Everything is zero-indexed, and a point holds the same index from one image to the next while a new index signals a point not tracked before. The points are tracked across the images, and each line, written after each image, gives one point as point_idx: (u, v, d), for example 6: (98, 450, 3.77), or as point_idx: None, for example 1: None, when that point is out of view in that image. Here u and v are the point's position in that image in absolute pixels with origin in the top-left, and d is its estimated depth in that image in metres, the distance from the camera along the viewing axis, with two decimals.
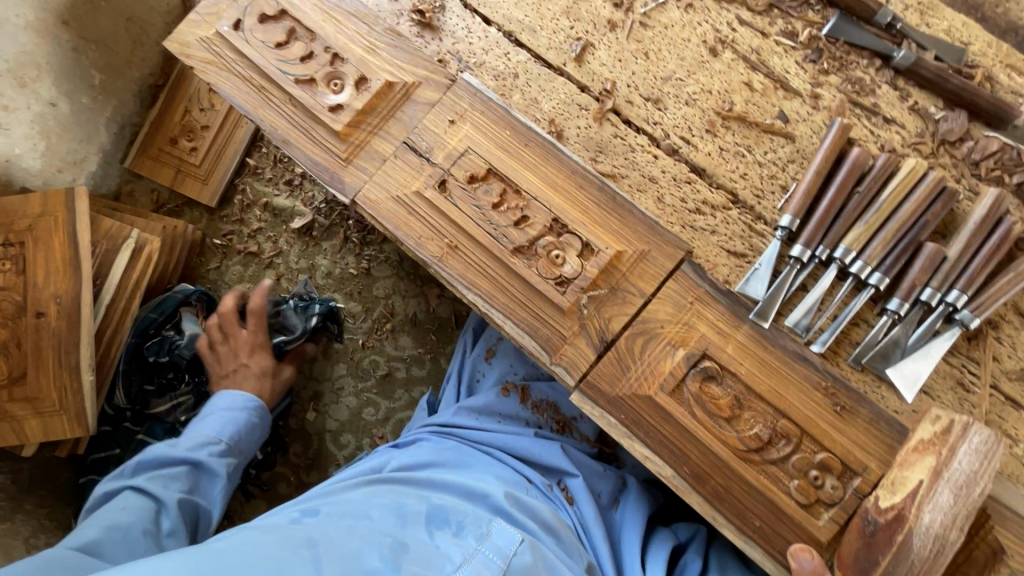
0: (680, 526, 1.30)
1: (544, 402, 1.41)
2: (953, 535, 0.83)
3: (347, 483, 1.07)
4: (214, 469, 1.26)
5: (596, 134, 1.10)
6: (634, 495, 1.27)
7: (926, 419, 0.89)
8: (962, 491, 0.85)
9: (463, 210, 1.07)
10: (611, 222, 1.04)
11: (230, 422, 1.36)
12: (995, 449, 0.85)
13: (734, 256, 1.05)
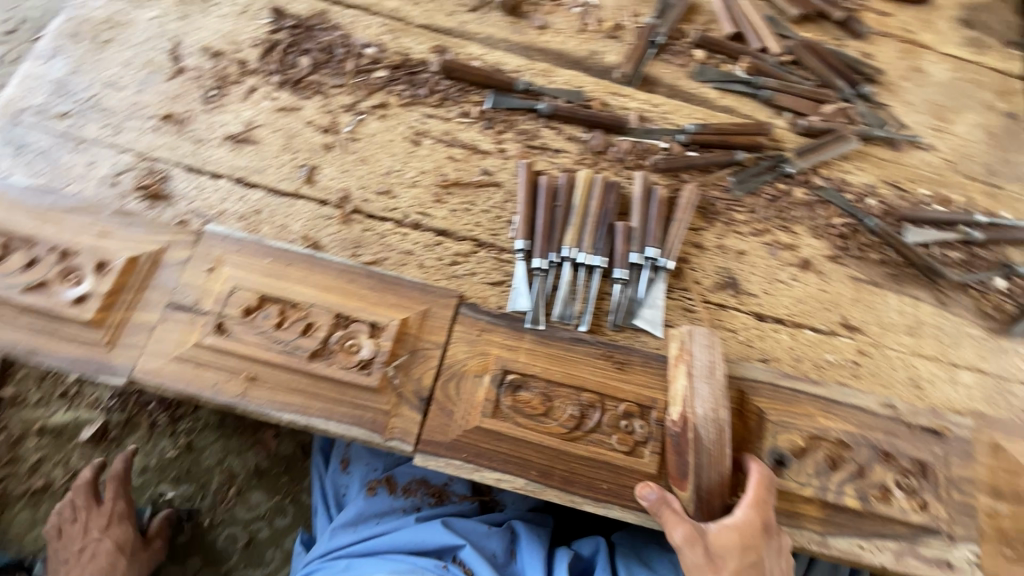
0: (583, 543, 1.34)
1: (413, 481, 1.42)
2: (721, 413, 1.06)
3: None
4: None
5: (349, 233, 1.27)
6: (527, 538, 1.30)
7: (671, 340, 1.16)
8: (711, 378, 1.09)
9: (249, 342, 1.11)
10: (388, 298, 1.19)
11: None
12: (712, 338, 1.12)
13: (496, 284, 1.27)
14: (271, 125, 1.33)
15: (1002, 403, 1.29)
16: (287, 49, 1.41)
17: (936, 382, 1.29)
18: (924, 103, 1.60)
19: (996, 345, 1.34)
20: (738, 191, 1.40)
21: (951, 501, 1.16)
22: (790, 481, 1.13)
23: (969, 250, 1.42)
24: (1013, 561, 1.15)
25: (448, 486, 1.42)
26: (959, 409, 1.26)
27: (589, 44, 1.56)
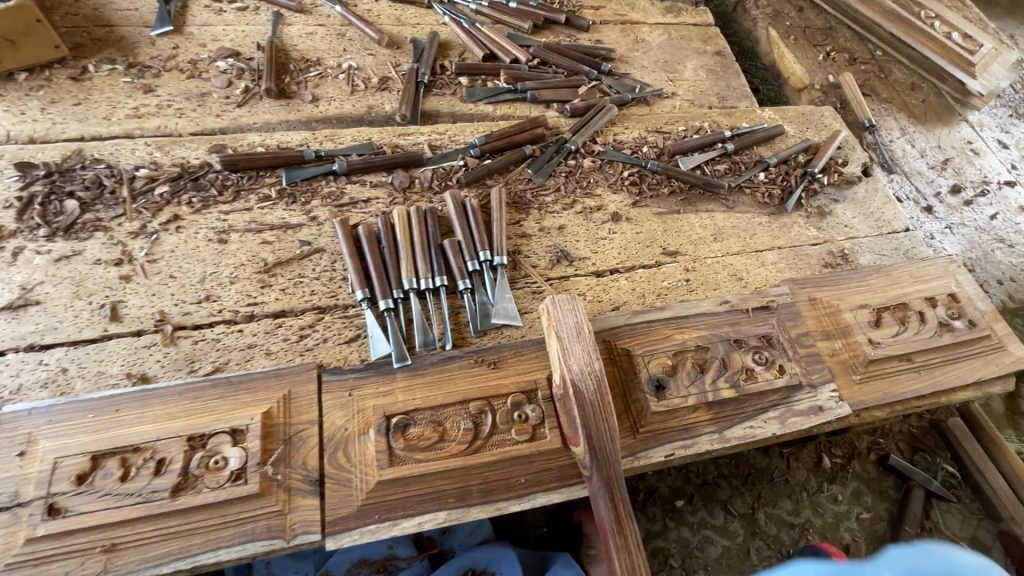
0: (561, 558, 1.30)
1: (351, 567, 1.31)
2: (594, 364, 1.11)
3: None
4: None
5: (178, 351, 1.18)
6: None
7: (539, 314, 1.21)
8: (580, 335, 1.14)
9: (93, 511, 0.98)
10: (242, 398, 1.12)
11: None
12: (573, 301, 1.16)
13: (352, 341, 1.26)
14: (53, 278, 1.22)
15: (803, 265, 1.55)
16: (47, 199, 1.31)
17: (752, 269, 1.51)
18: (654, 64, 1.92)
19: (780, 223, 1.61)
20: (539, 178, 1.55)
21: (800, 356, 1.34)
22: (674, 398, 1.23)
23: (731, 160, 1.70)
24: (864, 382, 1.35)
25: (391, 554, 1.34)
26: (776, 282, 1.49)
27: (364, 101, 1.66)
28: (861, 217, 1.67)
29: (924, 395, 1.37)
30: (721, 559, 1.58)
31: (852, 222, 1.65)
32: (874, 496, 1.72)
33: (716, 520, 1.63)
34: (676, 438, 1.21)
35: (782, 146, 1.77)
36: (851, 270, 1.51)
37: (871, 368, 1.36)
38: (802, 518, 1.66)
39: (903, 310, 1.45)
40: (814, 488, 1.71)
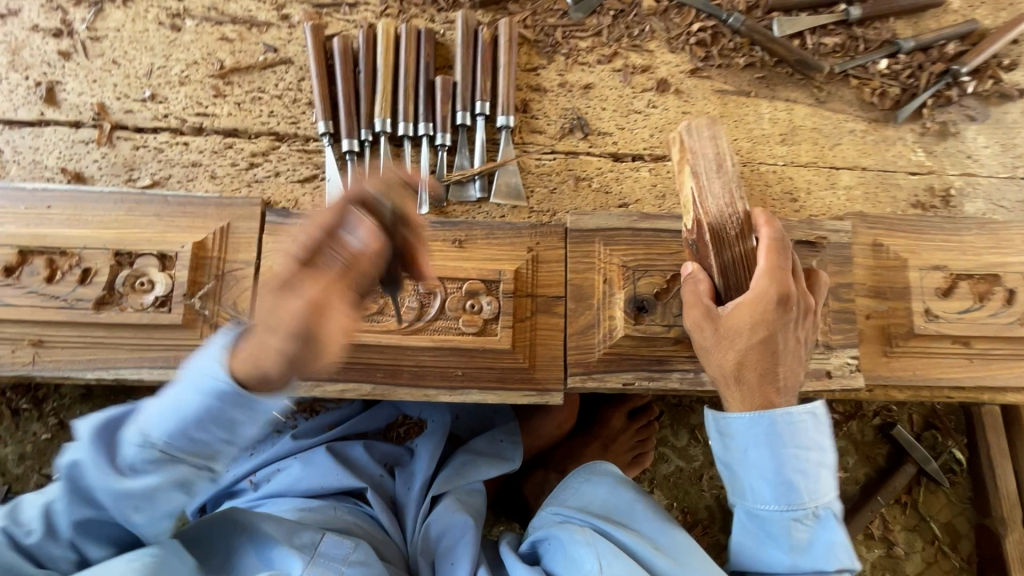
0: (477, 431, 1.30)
1: (279, 406, 1.27)
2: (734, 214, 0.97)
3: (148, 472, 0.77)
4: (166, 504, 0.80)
5: (117, 155, 1.06)
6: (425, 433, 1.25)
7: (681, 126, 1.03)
8: (718, 177, 0.98)
9: (20, 305, 0.96)
10: (176, 222, 1.02)
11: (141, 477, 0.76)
12: (714, 126, 0.98)
13: (307, 182, 1.09)
14: None
15: (885, 198, 1.20)
16: None
17: (814, 191, 1.18)
18: None
19: (879, 137, 1.21)
20: (577, 12, 1.18)
21: (829, 310, 1.10)
22: (654, 326, 1.05)
23: (850, 31, 1.23)
24: (893, 356, 1.12)
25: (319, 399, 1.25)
26: (838, 214, 1.17)
27: None
28: (996, 149, 1.23)
29: (964, 387, 1.13)
30: (670, 476, 1.55)
31: (980, 153, 1.23)
32: (858, 458, 1.60)
33: (679, 441, 1.56)
34: (643, 368, 1.06)
35: (932, 24, 1.26)
36: (947, 218, 1.16)
37: (911, 343, 1.11)
38: None
39: (990, 284, 1.14)
40: None
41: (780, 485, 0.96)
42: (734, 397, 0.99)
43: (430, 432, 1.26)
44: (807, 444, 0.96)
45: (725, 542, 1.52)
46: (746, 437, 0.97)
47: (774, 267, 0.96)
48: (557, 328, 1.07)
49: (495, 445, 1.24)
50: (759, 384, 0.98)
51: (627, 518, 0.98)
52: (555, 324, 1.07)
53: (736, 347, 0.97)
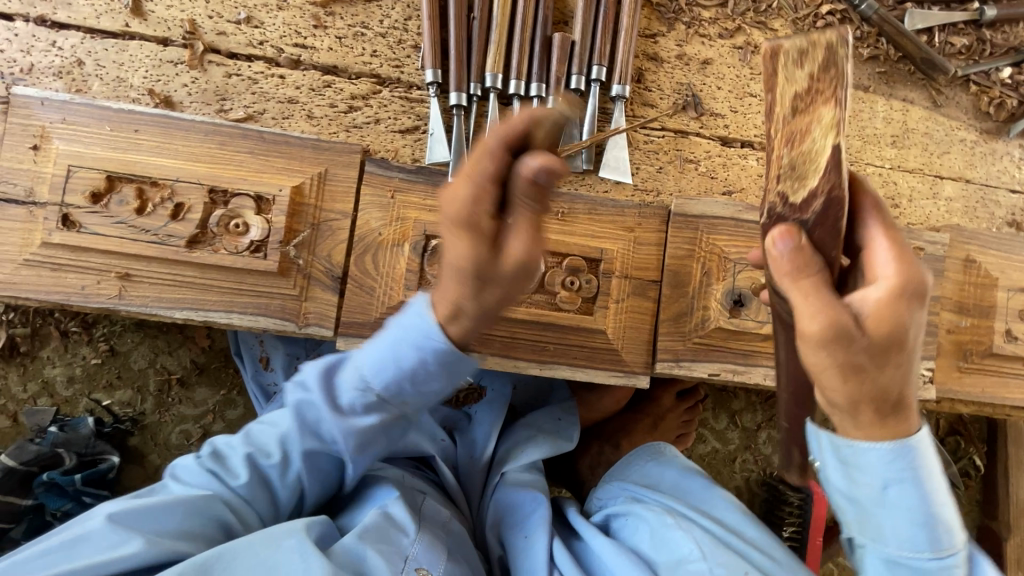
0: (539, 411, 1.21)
1: None
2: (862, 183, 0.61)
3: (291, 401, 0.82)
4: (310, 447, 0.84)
5: (208, 81, 0.98)
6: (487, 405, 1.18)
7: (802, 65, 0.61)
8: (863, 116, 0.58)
9: (108, 235, 0.91)
10: (272, 162, 0.96)
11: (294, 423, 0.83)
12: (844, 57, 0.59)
13: (407, 133, 1.03)
14: None
15: (982, 214, 1.18)
16: None
17: (916, 199, 1.16)
18: None
19: (987, 149, 1.18)
20: None
21: None
22: (748, 321, 1.04)
23: (978, 33, 1.17)
24: (967, 371, 1.13)
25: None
26: (936, 225, 1.15)
27: None
28: None
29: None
30: (705, 456, 1.59)
31: None
32: None
33: (718, 424, 1.59)
34: (730, 360, 1.05)
35: None
36: None
37: (985, 361, 1.13)
38: None
39: None
40: None
41: (913, 517, 0.60)
42: (855, 433, 0.58)
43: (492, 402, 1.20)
44: (931, 454, 0.60)
45: None
46: (883, 466, 0.58)
47: (908, 289, 0.54)
48: (649, 313, 1.06)
49: (555, 423, 1.18)
50: (880, 438, 0.57)
51: (707, 495, 0.97)
52: (648, 309, 1.06)
53: (838, 385, 0.55)
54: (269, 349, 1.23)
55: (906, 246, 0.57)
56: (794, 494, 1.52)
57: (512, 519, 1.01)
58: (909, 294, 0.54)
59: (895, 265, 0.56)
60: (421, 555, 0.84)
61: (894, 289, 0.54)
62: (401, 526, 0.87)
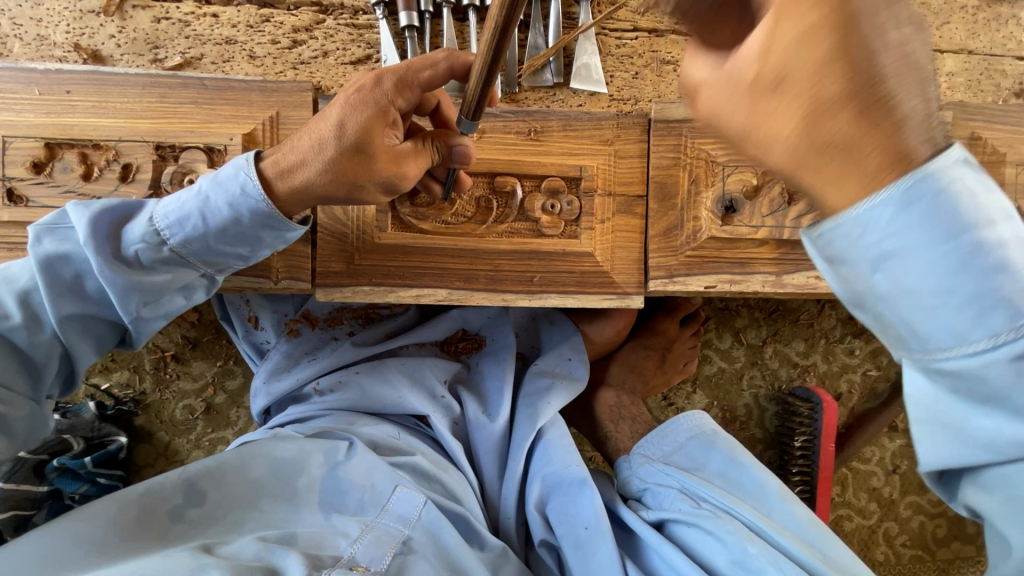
0: (546, 354, 1.16)
1: (333, 311, 1.17)
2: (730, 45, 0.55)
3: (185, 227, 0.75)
4: (190, 262, 0.77)
5: (136, 28, 0.91)
6: (496, 360, 1.14)
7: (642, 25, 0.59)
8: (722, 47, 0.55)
9: (58, 206, 0.87)
10: (219, 110, 0.90)
11: (175, 200, 0.75)
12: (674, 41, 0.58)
13: (359, 63, 0.95)
14: None
15: (988, 87, 1.10)
16: None
17: None
18: None
19: (990, 14, 1.09)
20: None
21: None
22: (742, 227, 0.99)
23: None
24: None
25: (374, 304, 1.16)
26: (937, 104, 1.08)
27: None
28: None
29: None
30: (712, 377, 1.58)
31: None
32: (892, 358, 1.62)
33: (722, 343, 1.57)
34: (726, 270, 1.01)
35: None
36: None
37: None
38: (808, 362, 1.59)
39: None
40: (837, 339, 1.60)
41: (961, 309, 0.43)
42: (822, 192, 0.44)
43: (495, 352, 1.16)
44: (992, 218, 0.43)
45: (760, 436, 1.58)
46: (872, 236, 0.43)
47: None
48: (637, 230, 1.01)
49: (564, 363, 1.14)
50: (842, 181, 0.43)
51: (756, 494, 0.89)
52: (636, 226, 1.01)
53: (785, 130, 0.43)
54: (257, 309, 1.17)
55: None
56: (802, 403, 1.51)
57: (556, 500, 0.97)
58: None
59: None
60: (364, 553, 0.76)
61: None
62: (347, 530, 0.79)
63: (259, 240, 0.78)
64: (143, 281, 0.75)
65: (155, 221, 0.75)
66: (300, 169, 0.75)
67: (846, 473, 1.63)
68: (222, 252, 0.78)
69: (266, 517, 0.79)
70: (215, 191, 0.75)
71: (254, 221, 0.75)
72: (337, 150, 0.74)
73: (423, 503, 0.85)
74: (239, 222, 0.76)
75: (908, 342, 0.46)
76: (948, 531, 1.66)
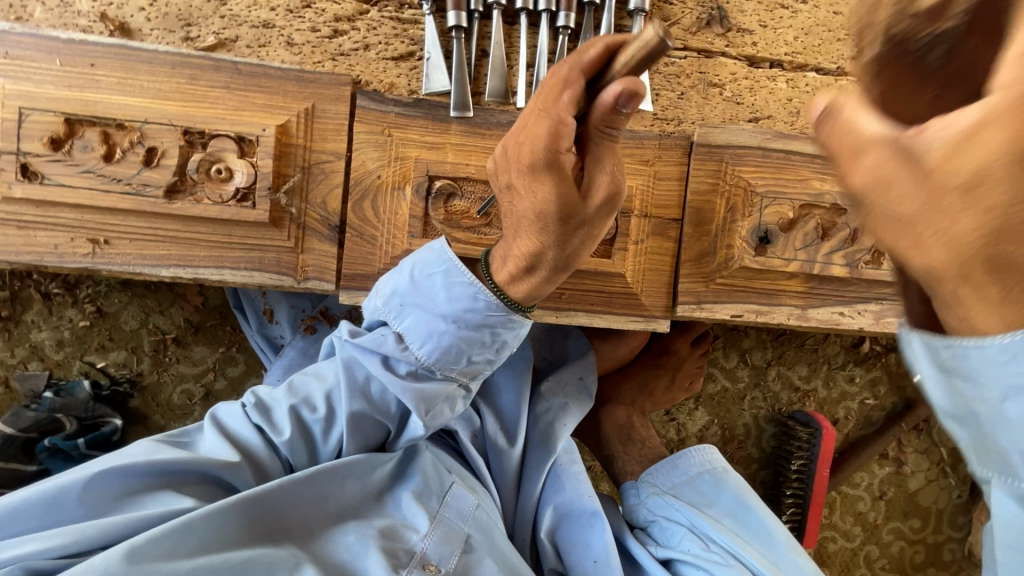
0: (562, 371, 1.14)
1: (351, 311, 1.17)
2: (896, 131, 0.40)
3: (430, 335, 0.75)
4: (424, 362, 0.77)
5: (168, 2, 0.86)
6: (515, 375, 1.08)
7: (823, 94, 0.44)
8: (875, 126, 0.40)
9: (76, 186, 0.82)
10: (252, 98, 0.86)
11: (429, 319, 0.75)
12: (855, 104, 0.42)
13: (401, 59, 0.91)
14: None
15: None
16: None
17: None
18: None
19: None
20: None
21: None
22: (773, 259, 0.99)
23: None
24: None
25: None
26: None
27: None
28: None
29: None
30: (715, 395, 1.58)
31: None
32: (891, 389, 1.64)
33: (728, 362, 1.58)
34: (754, 301, 1.01)
35: None
36: None
37: None
38: (810, 387, 1.61)
39: None
40: (838, 366, 1.62)
41: None
42: (961, 310, 0.37)
43: (512, 363, 1.10)
44: None
45: (756, 456, 1.60)
46: (1003, 380, 0.36)
47: (906, 70, 0.43)
48: (669, 254, 1.00)
49: (577, 384, 1.13)
50: (998, 300, 0.35)
51: (762, 536, 0.94)
52: (668, 249, 0.99)
53: (957, 233, 0.36)
54: (272, 302, 1.18)
55: (906, 62, 0.43)
56: (802, 428, 1.52)
57: (567, 527, 0.99)
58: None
59: (1006, 70, 0.35)
60: (432, 549, 0.75)
61: (882, 67, 0.43)
62: (416, 523, 0.78)
63: (504, 342, 0.78)
64: (421, 390, 0.76)
65: (408, 351, 0.77)
66: (540, 263, 0.71)
67: (835, 497, 1.66)
68: (472, 363, 0.78)
69: (328, 516, 0.75)
70: (452, 298, 0.74)
71: (502, 322, 0.75)
72: (556, 228, 0.69)
73: (476, 505, 0.84)
74: (482, 327, 0.75)
75: (1018, 471, 0.39)
76: (925, 557, 1.71)
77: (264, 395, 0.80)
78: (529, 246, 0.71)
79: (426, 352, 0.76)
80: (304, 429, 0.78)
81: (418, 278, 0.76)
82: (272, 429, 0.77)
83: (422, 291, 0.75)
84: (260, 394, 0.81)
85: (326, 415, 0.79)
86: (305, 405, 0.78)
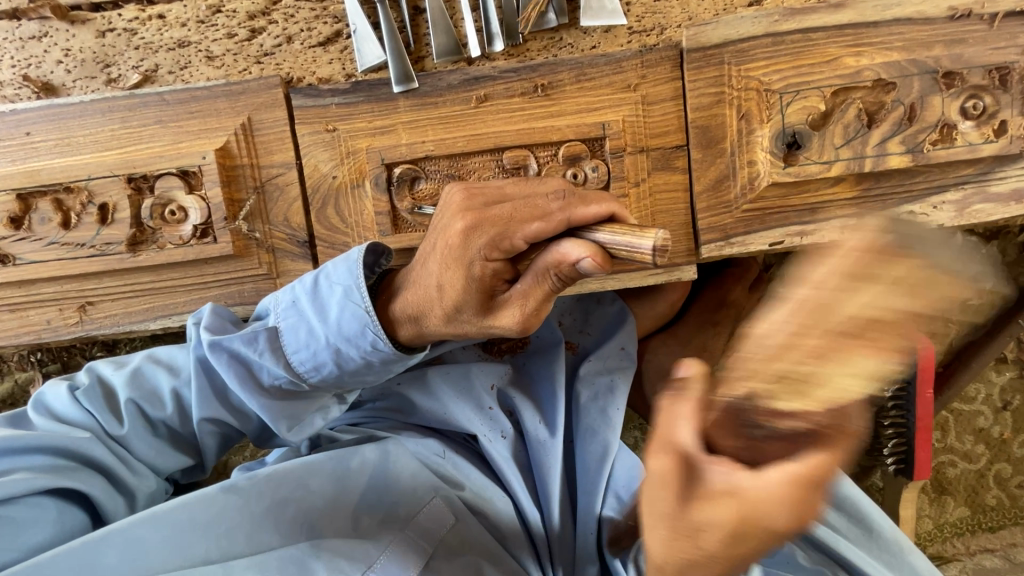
0: (602, 350, 1.01)
1: None
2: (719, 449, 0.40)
3: (302, 350, 0.70)
4: (303, 379, 0.72)
5: (81, 47, 0.81)
6: (551, 361, 0.97)
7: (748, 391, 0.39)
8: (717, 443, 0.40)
9: (44, 260, 0.81)
10: (187, 127, 0.80)
11: (307, 330, 0.70)
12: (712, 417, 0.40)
13: (329, 43, 0.82)
14: None
15: None
16: None
17: None
18: None
19: None
20: None
21: None
22: (809, 165, 0.81)
23: None
24: None
25: None
26: None
27: None
28: None
29: None
30: None
31: None
32: None
33: None
34: (793, 221, 0.84)
35: None
36: None
37: None
38: None
39: None
40: None
41: None
42: None
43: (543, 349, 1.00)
44: None
45: None
46: None
47: (811, 500, 0.36)
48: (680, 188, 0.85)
49: (616, 356, 1.00)
50: None
51: (860, 526, 0.83)
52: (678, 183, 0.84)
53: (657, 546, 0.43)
54: None
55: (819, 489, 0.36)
56: None
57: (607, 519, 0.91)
58: (786, 520, 0.37)
59: (777, 478, 0.36)
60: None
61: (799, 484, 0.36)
62: (378, 545, 0.73)
63: (380, 372, 0.73)
64: (294, 405, 0.73)
65: (283, 360, 0.71)
66: (422, 320, 0.66)
67: None
68: (348, 381, 0.73)
69: (283, 526, 0.71)
70: (343, 318, 0.69)
71: (386, 361, 0.70)
72: (451, 310, 0.63)
73: (452, 524, 0.79)
74: (360, 358, 0.70)
75: None
76: None
77: (98, 375, 0.74)
78: (421, 298, 0.65)
79: (303, 370, 0.71)
80: (146, 422, 0.74)
81: (320, 285, 0.70)
82: (110, 419, 0.73)
83: (321, 300, 0.70)
84: (94, 373, 0.75)
85: (176, 411, 0.75)
86: (150, 400, 0.74)
